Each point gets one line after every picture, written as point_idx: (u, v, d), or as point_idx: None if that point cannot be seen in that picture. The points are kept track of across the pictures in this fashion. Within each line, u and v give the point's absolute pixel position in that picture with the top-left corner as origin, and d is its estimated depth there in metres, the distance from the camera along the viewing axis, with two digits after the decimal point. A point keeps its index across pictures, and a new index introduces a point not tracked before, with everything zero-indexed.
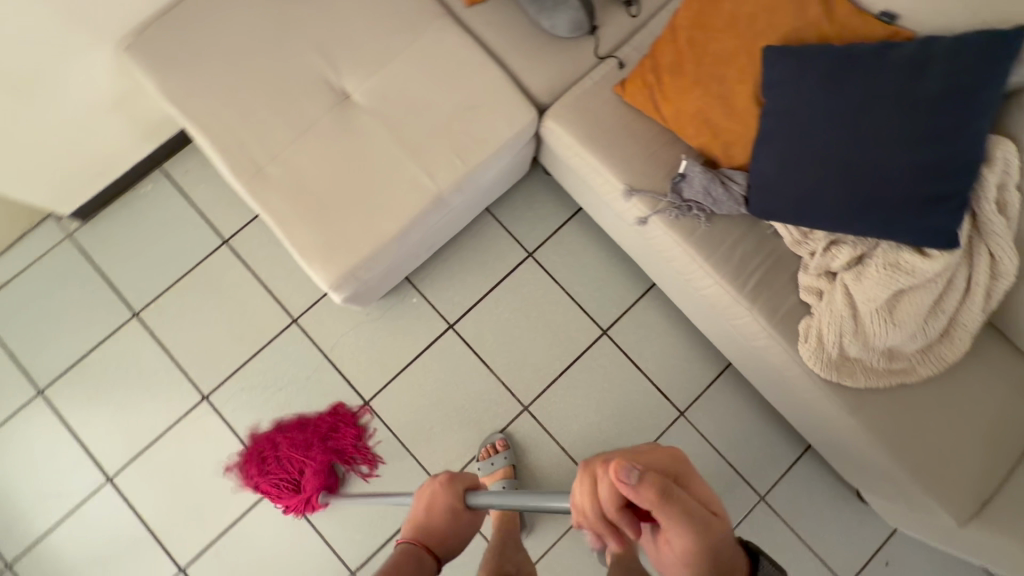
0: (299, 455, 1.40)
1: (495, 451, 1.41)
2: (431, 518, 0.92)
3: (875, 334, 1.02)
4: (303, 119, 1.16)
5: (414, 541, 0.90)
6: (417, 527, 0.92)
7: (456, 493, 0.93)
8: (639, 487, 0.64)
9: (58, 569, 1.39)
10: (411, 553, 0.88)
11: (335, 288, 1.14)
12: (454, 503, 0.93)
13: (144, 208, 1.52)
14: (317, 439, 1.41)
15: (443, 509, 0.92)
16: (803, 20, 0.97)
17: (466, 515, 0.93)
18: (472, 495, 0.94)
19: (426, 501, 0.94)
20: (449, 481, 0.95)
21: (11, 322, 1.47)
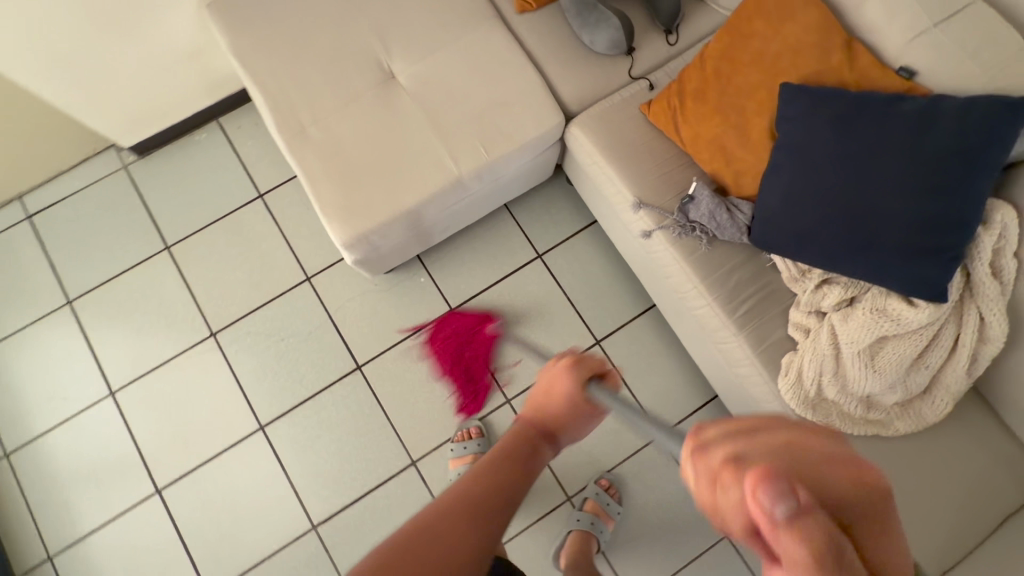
0: (456, 353, 1.53)
1: (469, 436, 1.45)
2: (550, 402, 0.84)
3: (855, 379, 1.04)
4: (350, 91, 1.26)
5: (530, 422, 0.84)
6: (537, 409, 0.85)
7: (577, 383, 0.81)
8: (782, 523, 0.39)
9: (50, 467, 1.48)
10: (526, 434, 0.82)
11: (348, 247, 1.21)
12: (574, 392, 0.82)
13: (195, 153, 1.65)
14: (467, 339, 1.53)
15: (563, 396, 0.82)
16: (824, 64, 1.01)
17: (585, 404, 0.83)
18: (595, 387, 0.81)
19: (547, 382, 0.85)
20: (573, 365, 0.82)
21: (58, 235, 1.60)
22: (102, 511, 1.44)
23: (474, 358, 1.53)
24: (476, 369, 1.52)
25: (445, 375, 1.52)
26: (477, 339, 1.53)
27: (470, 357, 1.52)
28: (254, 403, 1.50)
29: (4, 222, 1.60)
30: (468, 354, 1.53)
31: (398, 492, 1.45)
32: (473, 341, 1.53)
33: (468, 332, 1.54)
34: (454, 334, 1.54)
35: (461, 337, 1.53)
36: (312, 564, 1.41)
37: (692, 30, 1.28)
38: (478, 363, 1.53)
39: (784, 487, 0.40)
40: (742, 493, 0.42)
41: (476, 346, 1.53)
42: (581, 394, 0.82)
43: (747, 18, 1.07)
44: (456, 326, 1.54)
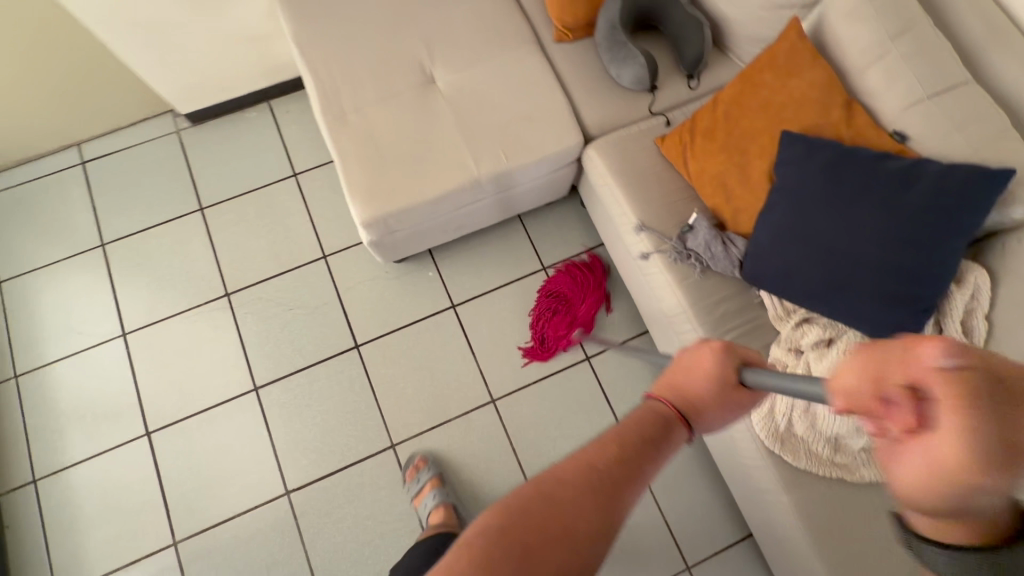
0: (567, 298, 1.62)
1: (418, 469, 1.45)
2: (691, 385, 0.69)
3: (824, 418, 1.10)
4: (392, 88, 1.38)
5: (663, 401, 0.68)
6: (672, 391, 0.69)
7: (728, 367, 0.68)
8: (954, 378, 0.37)
9: (51, 395, 1.54)
10: (661, 416, 0.66)
11: (366, 226, 1.31)
12: (724, 378, 0.68)
13: (243, 128, 1.78)
14: (581, 301, 1.62)
15: (708, 379, 0.68)
16: (823, 117, 1.10)
17: (736, 394, 0.68)
18: (753, 374, 0.67)
19: (686, 363, 0.71)
20: (725, 351, 0.69)
21: (105, 182, 1.72)
22: (91, 445, 1.50)
23: (572, 315, 1.61)
24: (566, 324, 1.60)
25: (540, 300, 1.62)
26: (586, 305, 1.61)
27: (571, 312, 1.61)
28: (252, 365, 1.56)
29: (59, 164, 1.73)
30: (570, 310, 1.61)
31: (373, 471, 1.49)
32: (583, 305, 1.61)
33: (587, 295, 1.62)
34: (570, 279, 1.64)
35: (578, 294, 1.62)
36: (279, 528, 1.44)
37: (712, 78, 1.38)
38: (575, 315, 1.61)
39: (962, 350, 0.38)
40: (905, 354, 0.40)
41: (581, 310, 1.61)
42: (732, 379, 0.68)
43: (760, 69, 1.16)
44: (584, 281, 1.63)
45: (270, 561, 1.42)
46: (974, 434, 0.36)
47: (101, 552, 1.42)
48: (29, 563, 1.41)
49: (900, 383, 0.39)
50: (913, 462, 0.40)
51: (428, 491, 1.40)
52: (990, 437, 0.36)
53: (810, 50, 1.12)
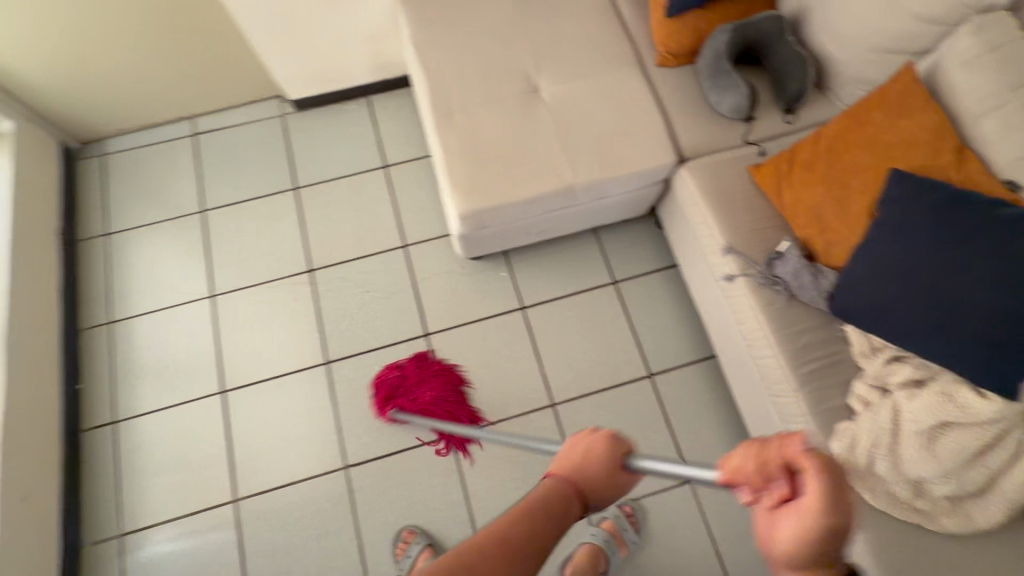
0: (431, 389, 1.55)
1: (408, 543, 1.42)
2: (586, 469, 0.71)
3: (908, 459, 1.06)
4: (499, 92, 1.45)
5: (560, 482, 0.70)
6: (569, 475, 0.71)
7: (619, 454, 0.73)
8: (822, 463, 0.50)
9: (138, 344, 1.63)
10: (558, 497, 0.68)
11: (461, 218, 1.37)
12: (614, 464, 0.72)
13: (343, 119, 1.89)
14: (439, 406, 1.53)
15: (601, 466, 0.71)
16: (933, 160, 1.11)
17: (621, 478, 0.72)
18: (642, 462, 0.73)
19: (578, 448, 0.74)
20: (615, 438, 0.74)
21: (211, 154, 1.84)
22: (169, 396, 1.58)
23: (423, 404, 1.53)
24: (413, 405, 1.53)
25: (409, 366, 1.58)
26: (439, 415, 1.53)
27: (423, 396, 1.53)
28: (326, 340, 1.63)
29: (172, 133, 1.86)
30: (428, 398, 1.54)
31: (430, 458, 1.52)
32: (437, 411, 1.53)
33: (445, 406, 1.54)
34: (448, 379, 1.57)
35: (443, 400, 1.54)
36: (335, 500, 1.48)
37: (809, 114, 1.42)
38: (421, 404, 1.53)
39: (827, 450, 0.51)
40: (786, 440, 0.53)
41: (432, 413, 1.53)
42: (621, 467, 0.73)
43: (869, 108, 1.19)
44: (450, 398, 1.55)
45: (322, 531, 1.45)
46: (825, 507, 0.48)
47: (165, 500, 1.48)
48: (97, 500, 1.47)
49: (778, 459, 0.52)
50: (784, 521, 0.51)
51: (426, 560, 1.38)
52: (835, 510, 0.49)
53: (924, 94, 1.15)
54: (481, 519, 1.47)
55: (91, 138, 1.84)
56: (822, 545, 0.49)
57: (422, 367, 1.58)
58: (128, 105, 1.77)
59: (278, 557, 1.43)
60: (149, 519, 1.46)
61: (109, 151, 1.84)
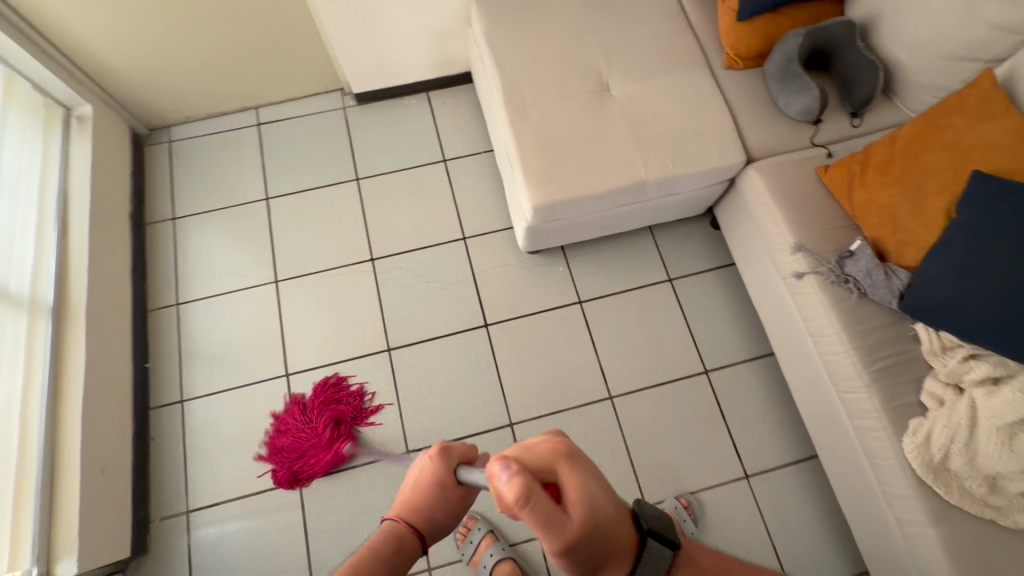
0: (299, 435, 1.53)
1: (469, 529, 1.43)
2: (421, 498, 0.76)
3: (986, 454, 1.09)
4: (571, 89, 1.49)
5: (397, 523, 0.75)
6: (405, 509, 0.76)
7: (446, 468, 0.75)
8: (526, 479, 0.57)
9: (205, 326, 1.66)
10: (394, 540, 0.74)
11: (534, 210, 1.40)
12: (444, 480, 0.74)
13: (402, 114, 1.93)
14: (315, 424, 1.54)
15: (435, 487, 0.75)
16: (1014, 163, 1.14)
17: (456, 492, 0.76)
18: (465, 471, 0.74)
19: (415, 474, 0.77)
20: (441, 454, 0.75)
21: (275, 144, 1.88)
22: (234, 377, 1.61)
23: (313, 440, 1.52)
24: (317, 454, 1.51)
25: (275, 454, 1.52)
26: (326, 416, 1.55)
27: (306, 436, 1.53)
28: (387, 328, 1.66)
29: (237, 122, 1.91)
30: (309, 436, 1.53)
31: (490, 446, 1.54)
32: (321, 427, 1.54)
33: (317, 415, 1.55)
34: (297, 412, 1.56)
35: (315, 422, 1.54)
36: (397, 484, 1.50)
37: (876, 119, 1.45)
38: (322, 441, 1.52)
39: (530, 446, 0.64)
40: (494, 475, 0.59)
41: (324, 434, 1.53)
42: (451, 480, 0.75)
43: (947, 113, 1.23)
44: (310, 416, 1.55)
45: (384, 515, 1.47)
46: (539, 517, 0.57)
47: (230, 478, 1.50)
48: (165, 476, 1.50)
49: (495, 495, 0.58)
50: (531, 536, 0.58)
51: (488, 545, 1.40)
52: (544, 516, 0.57)
53: (1004, 101, 1.18)
54: None
55: (159, 125, 1.89)
56: (553, 542, 0.58)
57: (278, 445, 1.52)
58: (199, 94, 1.82)
59: (340, 538, 1.45)
60: (215, 497, 1.48)
61: (176, 138, 1.89)
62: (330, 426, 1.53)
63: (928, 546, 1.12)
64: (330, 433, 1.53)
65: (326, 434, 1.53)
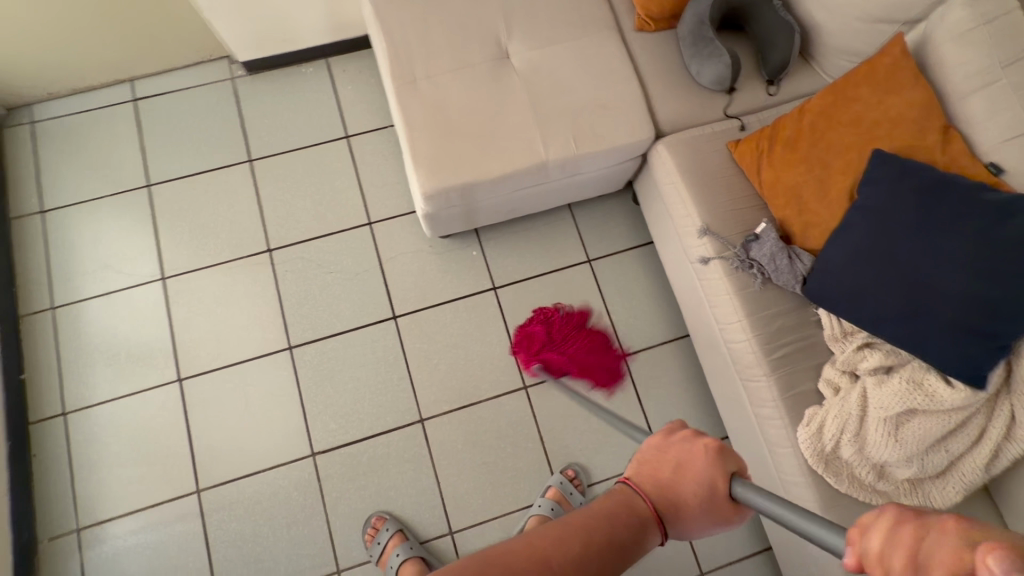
0: (577, 348, 1.54)
1: (377, 530, 1.40)
2: (677, 481, 0.71)
3: (873, 444, 1.07)
4: (467, 59, 1.34)
5: (639, 493, 0.72)
6: (649, 483, 0.72)
7: (721, 470, 0.69)
8: (878, 557, 0.42)
9: (86, 331, 1.53)
10: (634, 509, 0.70)
11: (425, 197, 1.27)
12: (715, 483, 0.68)
13: (299, 84, 1.74)
14: (567, 359, 1.53)
15: (699, 479, 0.69)
16: (917, 142, 1.09)
17: (721, 505, 0.68)
18: (742, 489, 0.67)
19: (677, 459, 0.72)
20: (721, 454, 0.70)
21: (155, 123, 1.69)
22: (122, 385, 1.50)
23: (559, 346, 1.54)
24: (560, 351, 1.53)
25: (570, 317, 1.57)
26: (570, 357, 1.53)
27: (570, 338, 1.54)
28: (289, 325, 1.56)
29: (110, 98, 1.70)
30: (586, 356, 1.54)
31: (399, 443, 1.49)
32: (560, 360, 1.53)
33: (575, 354, 1.53)
34: (589, 350, 1.55)
35: (566, 363, 1.53)
36: (302, 487, 1.45)
37: (792, 86, 1.35)
38: (551, 339, 1.54)
39: (931, 541, 0.39)
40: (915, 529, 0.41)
41: (557, 358, 1.53)
42: (724, 488, 0.68)
43: (855, 84, 1.15)
44: (572, 366, 1.53)
45: (290, 520, 1.42)
46: None
47: (124, 493, 1.43)
48: (52, 494, 1.42)
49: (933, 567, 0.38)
50: None
51: (394, 547, 1.37)
52: None
53: (913, 69, 1.10)
54: (452, 501, 1.46)
55: (17, 104, 1.67)
56: None
57: (581, 328, 1.57)
58: (57, 67, 1.60)
59: (244, 547, 1.40)
60: (108, 512, 1.41)
61: (38, 119, 1.67)
62: (560, 355, 1.53)
63: None
64: (557, 348, 1.53)
65: (557, 348, 1.53)
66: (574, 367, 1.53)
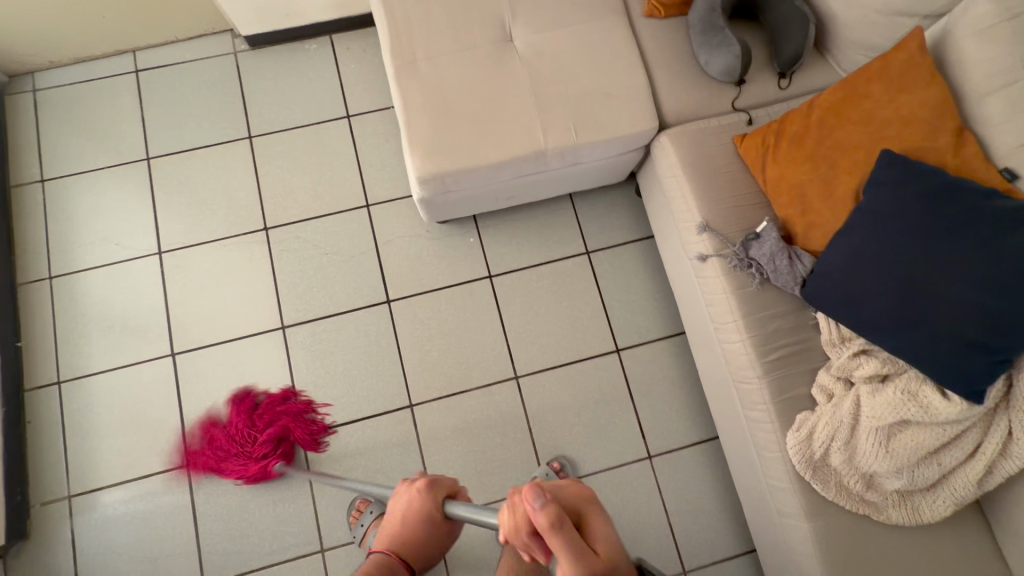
0: (248, 426, 1.46)
1: (362, 512, 1.41)
2: (405, 527, 1.01)
3: (863, 453, 1.05)
4: (468, 40, 1.31)
5: (383, 555, 1.03)
6: (391, 537, 1.02)
7: (432, 500, 0.98)
8: (509, 525, 0.72)
9: (83, 302, 1.54)
10: (384, 566, 1.01)
11: (420, 181, 1.25)
12: (427, 514, 0.98)
13: (301, 60, 1.72)
14: (252, 445, 1.44)
15: (419, 516, 0.99)
16: (929, 143, 1.04)
17: (437, 524, 1.00)
18: (451, 506, 0.95)
19: (404, 511, 1.00)
20: (428, 487, 0.98)
21: (155, 95, 1.68)
22: (115, 356, 1.51)
23: (239, 443, 1.44)
24: (244, 446, 1.44)
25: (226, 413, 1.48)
26: (258, 439, 1.44)
27: (235, 429, 1.45)
28: (282, 304, 1.56)
29: (111, 69, 1.69)
30: (277, 426, 1.45)
31: (388, 427, 1.49)
32: (252, 451, 1.43)
33: (259, 430, 1.45)
34: (262, 418, 1.46)
35: (255, 452, 1.43)
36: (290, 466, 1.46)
37: (805, 80, 1.30)
38: (229, 443, 1.44)
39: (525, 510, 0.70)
40: (518, 504, 0.72)
41: (247, 454, 1.43)
42: (436, 513, 0.98)
43: (867, 80, 1.11)
44: (264, 442, 1.44)
45: (277, 497, 1.44)
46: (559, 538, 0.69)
47: (114, 463, 1.45)
48: (45, 461, 1.45)
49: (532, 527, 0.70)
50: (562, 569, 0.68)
51: (376, 529, 1.37)
52: (568, 551, 0.68)
53: (929, 67, 1.06)
54: None
55: (19, 71, 1.66)
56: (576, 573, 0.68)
57: (265, 409, 1.47)
58: (58, 36, 1.59)
59: (231, 522, 1.42)
60: (98, 481, 1.44)
61: (41, 87, 1.67)
62: (247, 450, 1.43)
63: (801, 542, 1.09)
64: (241, 445, 1.44)
65: (241, 445, 1.44)
66: (265, 446, 1.44)
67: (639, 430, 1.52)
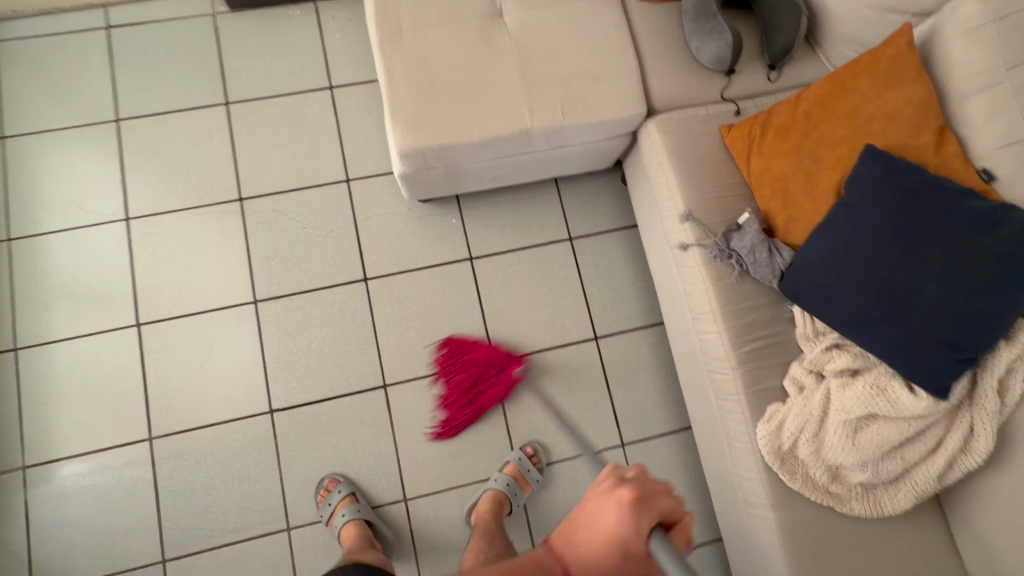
0: (472, 378, 1.48)
1: (328, 492, 1.38)
2: (595, 540, 0.66)
3: (830, 445, 1.06)
4: (456, 13, 1.27)
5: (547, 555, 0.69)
6: (571, 536, 0.68)
7: (641, 525, 0.64)
8: None
9: (43, 266, 1.48)
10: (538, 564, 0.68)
11: (401, 155, 1.22)
12: (631, 537, 0.64)
13: (284, 26, 1.65)
14: (489, 386, 1.49)
15: (620, 531, 0.64)
16: (911, 140, 1.05)
17: (633, 559, 0.65)
18: (660, 544, 0.64)
19: (600, 519, 0.66)
20: (639, 504, 0.64)
21: (127, 54, 1.60)
22: (77, 325, 1.45)
23: (482, 392, 1.49)
24: (483, 391, 1.48)
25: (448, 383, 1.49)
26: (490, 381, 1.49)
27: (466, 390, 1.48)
28: (256, 277, 1.51)
29: (80, 24, 1.60)
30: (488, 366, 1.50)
31: (362, 407, 1.47)
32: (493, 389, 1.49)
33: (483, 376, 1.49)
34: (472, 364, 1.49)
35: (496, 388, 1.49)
36: (259, 443, 1.43)
37: (793, 73, 1.29)
38: (475, 400, 1.48)
39: None
40: None
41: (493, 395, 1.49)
42: (640, 546, 0.64)
43: (856, 75, 1.11)
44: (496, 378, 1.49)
45: (244, 474, 1.41)
46: None
47: (73, 435, 1.40)
48: None
49: None
50: None
51: (342, 510, 1.35)
52: None
53: (917, 65, 1.06)
54: (409, 469, 1.45)
55: None
56: None
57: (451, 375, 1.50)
58: None
59: (195, 497, 1.39)
60: (55, 453, 1.38)
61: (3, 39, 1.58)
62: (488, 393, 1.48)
63: (765, 531, 1.10)
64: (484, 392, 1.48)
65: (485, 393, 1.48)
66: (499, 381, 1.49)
67: (614, 417, 1.52)
